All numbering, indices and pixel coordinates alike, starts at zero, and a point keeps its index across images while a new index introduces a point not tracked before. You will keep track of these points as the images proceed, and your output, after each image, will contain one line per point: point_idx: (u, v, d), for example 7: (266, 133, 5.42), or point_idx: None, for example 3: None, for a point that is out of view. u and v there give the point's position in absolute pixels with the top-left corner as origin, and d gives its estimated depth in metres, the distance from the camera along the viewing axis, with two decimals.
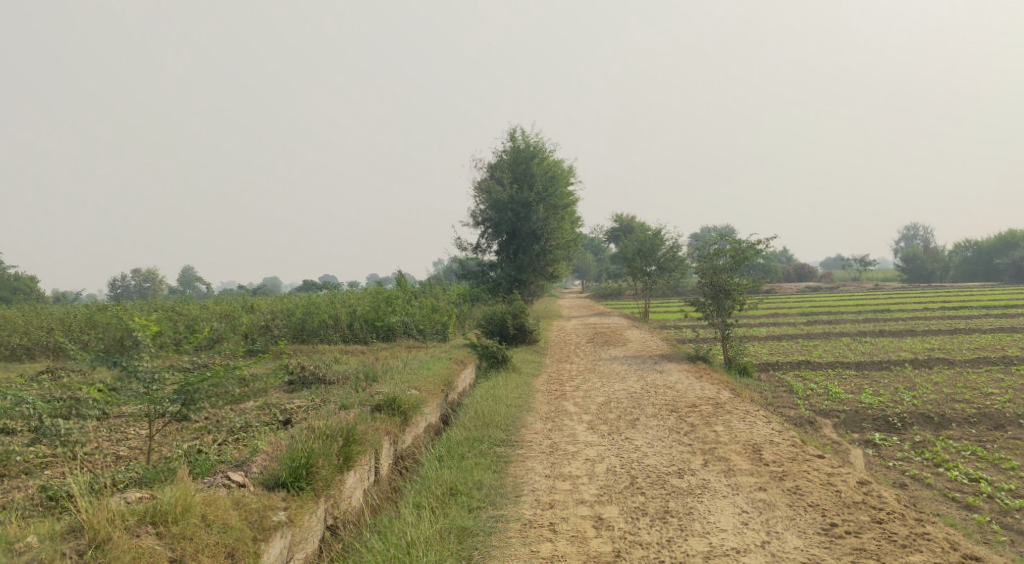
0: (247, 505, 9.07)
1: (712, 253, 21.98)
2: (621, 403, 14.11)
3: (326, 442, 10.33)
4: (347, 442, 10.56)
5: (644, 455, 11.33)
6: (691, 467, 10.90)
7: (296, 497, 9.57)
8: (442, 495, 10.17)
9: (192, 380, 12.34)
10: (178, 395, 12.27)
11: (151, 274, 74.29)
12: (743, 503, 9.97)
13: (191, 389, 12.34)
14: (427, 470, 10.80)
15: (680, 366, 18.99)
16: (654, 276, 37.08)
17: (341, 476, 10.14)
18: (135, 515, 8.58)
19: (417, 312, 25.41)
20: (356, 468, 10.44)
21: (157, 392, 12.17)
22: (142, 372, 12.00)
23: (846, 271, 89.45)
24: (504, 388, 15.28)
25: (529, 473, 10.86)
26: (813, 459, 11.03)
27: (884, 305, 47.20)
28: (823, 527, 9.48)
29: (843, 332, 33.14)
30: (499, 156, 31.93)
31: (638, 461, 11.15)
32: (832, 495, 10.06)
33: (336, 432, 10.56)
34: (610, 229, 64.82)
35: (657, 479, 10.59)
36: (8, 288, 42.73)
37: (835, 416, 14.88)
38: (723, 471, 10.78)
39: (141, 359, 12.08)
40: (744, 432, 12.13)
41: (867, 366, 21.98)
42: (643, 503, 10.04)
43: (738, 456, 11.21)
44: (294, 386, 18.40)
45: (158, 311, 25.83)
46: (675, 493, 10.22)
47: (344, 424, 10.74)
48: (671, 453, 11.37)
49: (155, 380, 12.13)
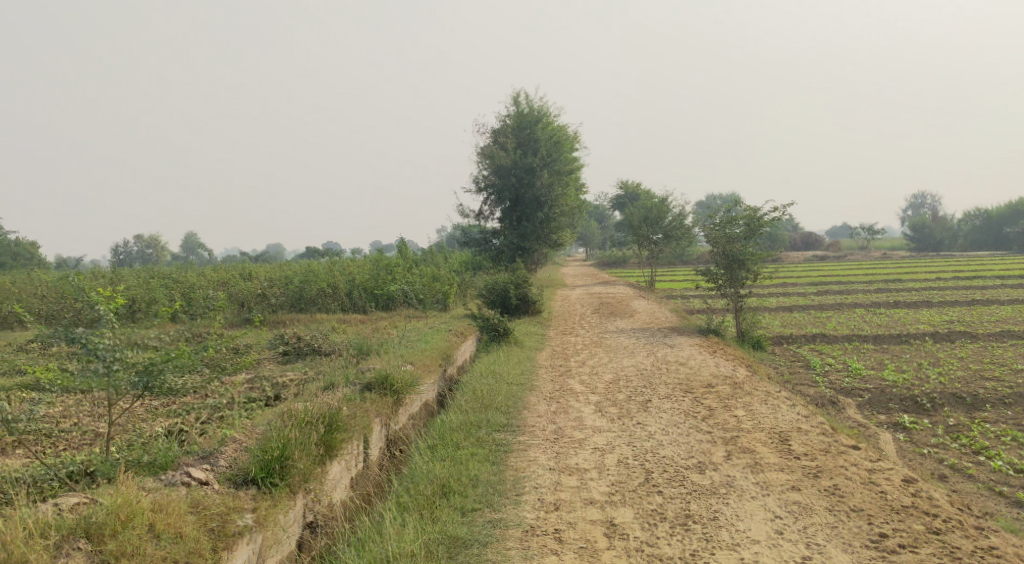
0: (207, 509, 8.22)
1: (726, 221, 20.87)
2: (631, 381, 13.20)
3: (306, 431, 9.45)
4: (330, 430, 9.67)
5: (660, 445, 10.41)
6: (713, 461, 9.98)
7: (268, 495, 8.71)
8: (431, 496, 9.28)
9: (157, 360, 11.32)
10: (140, 377, 11.24)
11: (154, 240, 73.40)
12: (776, 506, 9.07)
13: (158, 370, 11.33)
14: (418, 463, 9.92)
15: (691, 340, 18.04)
16: (660, 244, 36.01)
17: (322, 468, 9.29)
18: (64, 529, 7.73)
19: (418, 280, 24.10)
20: (341, 457, 9.59)
21: (118, 372, 11.12)
22: (102, 351, 10.92)
23: (853, 241, 88.30)
24: (506, 364, 14.38)
25: (532, 465, 9.96)
26: (848, 452, 10.12)
27: (891, 275, 45.91)
28: (871, 539, 8.57)
29: (857, 302, 32.17)
30: (502, 120, 30.66)
31: (653, 452, 10.23)
32: (877, 499, 9.15)
33: (317, 418, 9.67)
34: (615, 196, 63.63)
35: (676, 475, 9.69)
36: (9, 253, 41.93)
37: (858, 395, 13.96)
38: (747, 466, 9.87)
39: (103, 336, 11.01)
40: (768, 418, 11.20)
41: (885, 339, 21.05)
42: (661, 505, 9.14)
43: (764, 447, 10.29)
44: (288, 358, 17.49)
45: (152, 278, 24.87)
46: (697, 493, 9.32)
47: (327, 409, 9.84)
48: (689, 442, 10.46)
49: (117, 360, 11.04)
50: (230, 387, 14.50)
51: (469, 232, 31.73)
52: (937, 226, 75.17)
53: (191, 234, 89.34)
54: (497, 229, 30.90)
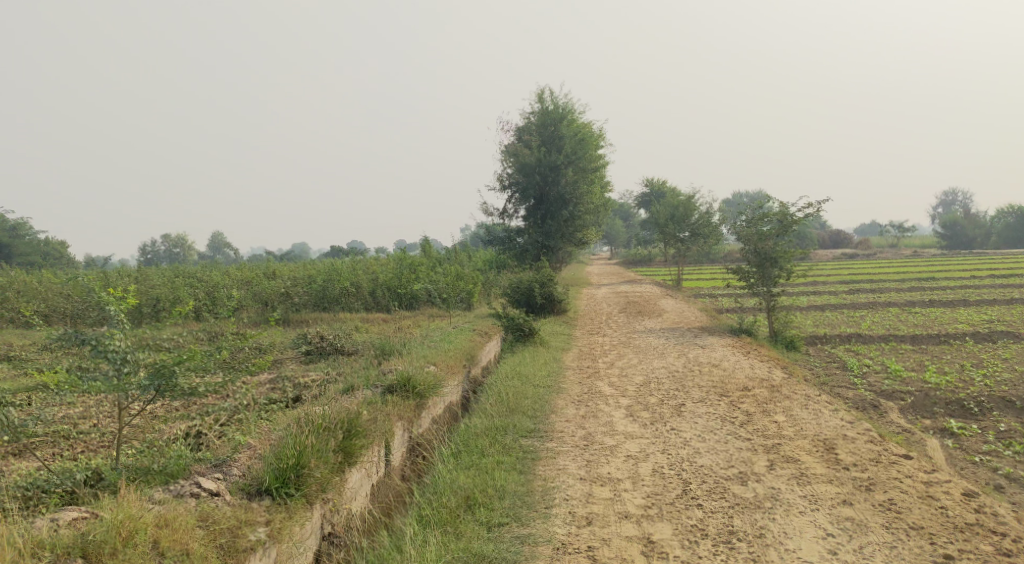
0: (217, 523, 7.90)
1: (757, 218, 20.25)
2: (663, 384, 12.70)
3: (323, 437, 9.12)
4: (348, 436, 9.31)
5: (697, 453, 9.91)
6: (755, 471, 9.46)
7: (282, 506, 8.38)
8: (455, 509, 8.86)
9: (168, 363, 10.94)
10: (151, 380, 10.87)
11: (182, 240, 73.94)
12: (827, 523, 8.57)
13: (169, 372, 10.96)
14: (441, 472, 9.51)
15: (723, 340, 17.51)
16: (687, 242, 35.36)
17: (341, 477, 8.95)
18: (60, 547, 7.43)
19: (442, 278, 23.71)
20: (360, 464, 9.23)
21: (129, 375, 10.76)
22: (113, 352, 10.55)
23: (883, 239, 86.74)
24: (532, 366, 13.92)
25: (561, 474, 9.51)
26: (900, 462, 9.58)
27: (922, 273, 44.87)
28: (934, 560, 8.07)
29: (890, 301, 31.34)
30: (526, 117, 30.21)
31: (690, 461, 9.74)
32: (937, 515, 8.64)
33: (335, 424, 9.33)
34: (640, 194, 62.91)
35: (716, 486, 9.20)
36: (40, 253, 42.24)
37: (900, 398, 13.36)
38: (792, 477, 9.36)
39: (115, 337, 10.65)
40: (810, 424, 10.67)
41: (924, 339, 20.33)
42: (702, 520, 8.65)
43: (809, 457, 9.76)
44: (310, 358, 17.14)
45: (175, 277, 24.67)
46: (740, 507, 8.83)
47: (346, 414, 9.48)
48: (727, 451, 9.95)
49: (128, 362, 10.68)
50: (250, 389, 14.16)
51: (493, 230, 31.29)
52: (969, 224, 73.60)
53: (218, 232, 89.97)
54: (521, 227, 30.45)
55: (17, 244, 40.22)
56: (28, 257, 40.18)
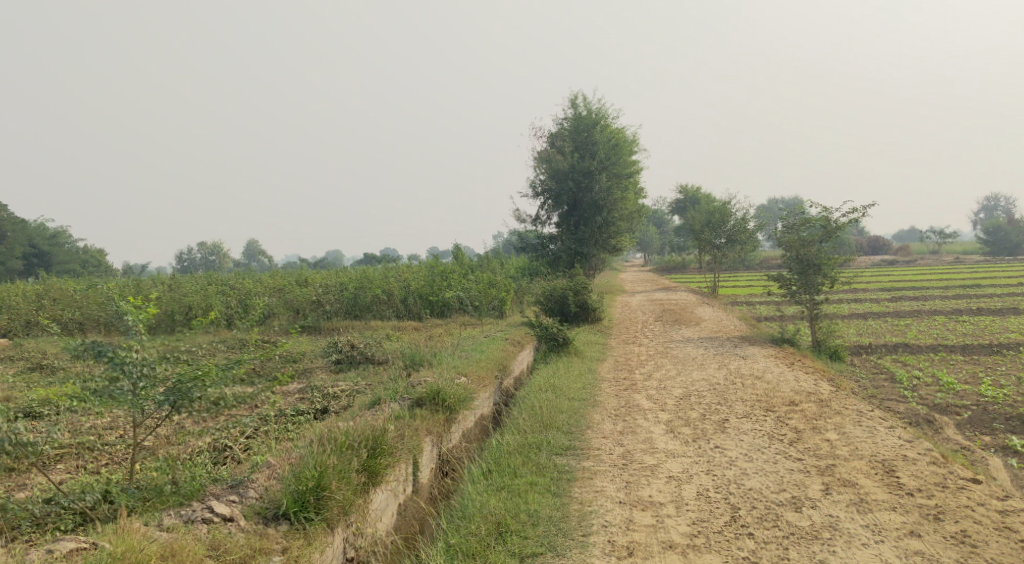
0: (228, 553, 7.60)
1: (800, 223, 19.53)
2: (704, 398, 12.13)
3: (346, 456, 8.77)
4: (373, 455, 8.97)
5: (744, 474, 9.36)
6: (809, 496, 8.90)
7: (300, 531, 8.06)
8: (485, 537, 8.40)
9: (183, 378, 10.58)
10: (167, 395, 10.50)
11: (217, 248, 74.62)
12: (894, 557, 8.05)
13: (184, 387, 10.58)
14: (470, 494, 9.06)
15: (764, 351, 16.88)
16: (723, 249, 34.57)
17: (364, 498, 8.60)
18: None
19: (474, 286, 23.31)
20: (385, 483, 8.89)
21: (146, 390, 10.50)
22: (129, 366, 10.31)
23: (924, 246, 84.60)
24: (566, 377, 13.43)
25: (599, 497, 9.01)
26: (969, 488, 9.00)
27: (968, 280, 43.43)
28: None
29: (937, 309, 30.24)
30: (559, 123, 29.79)
31: (738, 483, 9.19)
32: (1016, 551, 8.10)
33: (358, 442, 8.96)
34: (674, 200, 62.11)
35: (767, 513, 8.66)
36: (79, 262, 42.65)
37: (957, 413, 12.63)
38: (849, 504, 8.78)
39: (132, 350, 10.42)
40: (866, 444, 10.04)
41: (975, 349, 19.46)
42: (754, 552, 8.15)
43: (867, 480, 9.19)
44: (340, 367, 16.82)
45: (209, 285, 24.60)
46: (795, 537, 8.29)
47: (370, 431, 9.11)
48: (777, 472, 9.38)
49: (144, 377, 10.44)
50: (279, 400, 13.86)
51: (526, 237, 30.86)
52: (1014, 228, 71.33)
53: (254, 239, 90.91)
54: (554, 234, 30.01)
55: (58, 253, 40.67)
56: (67, 267, 40.61)
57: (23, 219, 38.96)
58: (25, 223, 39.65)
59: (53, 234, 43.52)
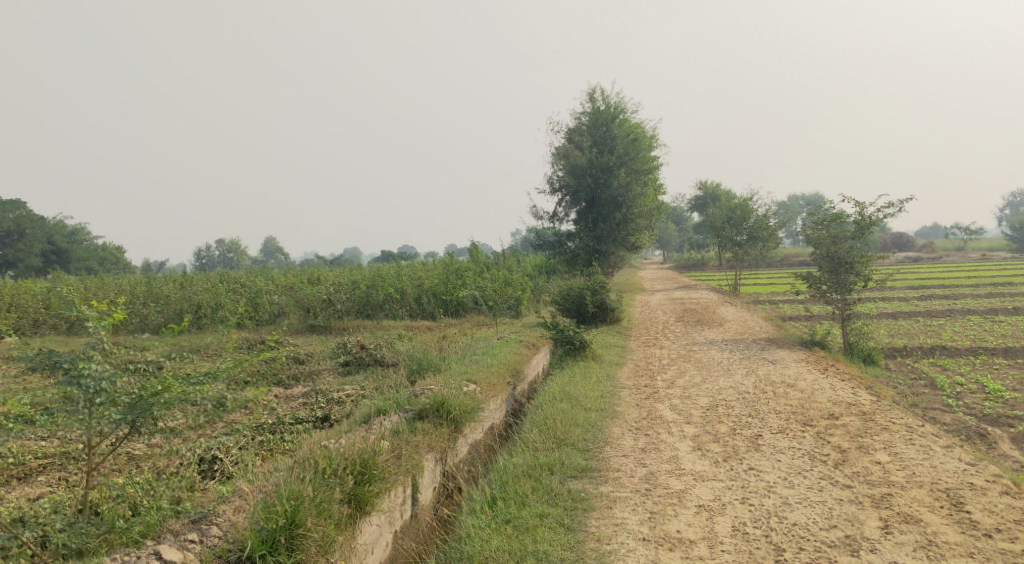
0: None
1: (831, 219, 18.38)
2: (733, 408, 11.17)
3: (327, 484, 7.94)
4: (358, 483, 8.13)
5: (787, 506, 8.38)
6: (864, 536, 7.92)
7: None
8: None
9: (144, 394, 8.68)
10: (124, 413, 8.58)
11: (235, 245, 74.16)
12: None
13: (145, 405, 8.69)
14: (471, 529, 8.14)
15: (794, 355, 15.85)
16: (745, 246, 33.34)
17: (346, 534, 7.77)
18: None
19: (489, 284, 22.41)
20: (374, 513, 8.09)
21: (102, 406, 8.55)
22: (87, 380, 8.35)
23: (946, 243, 82.63)
24: (582, 384, 12.50)
25: (621, 533, 8.05)
26: None
27: (999, 278, 41.74)
28: None
29: (969, 308, 28.89)
30: (577, 117, 28.76)
31: (780, 517, 8.22)
32: None
33: (342, 470, 8.12)
34: (693, 197, 60.96)
35: (816, 556, 7.69)
36: (97, 258, 42.03)
37: (1011, 426, 11.51)
38: (916, 547, 7.78)
39: (93, 360, 8.48)
40: (924, 469, 9.04)
41: (1017, 351, 18.28)
42: None
43: (933, 516, 8.18)
44: (348, 368, 15.93)
45: (220, 283, 23.77)
46: None
47: (357, 453, 8.30)
48: (823, 504, 8.40)
49: (103, 391, 8.45)
50: (280, 407, 12.96)
51: (543, 235, 29.91)
52: None
53: (273, 236, 90.59)
54: (571, 231, 29.06)
55: (77, 250, 40.08)
56: (86, 263, 40.00)
57: (42, 216, 38.49)
58: (44, 220, 39.22)
59: (71, 232, 43.12)
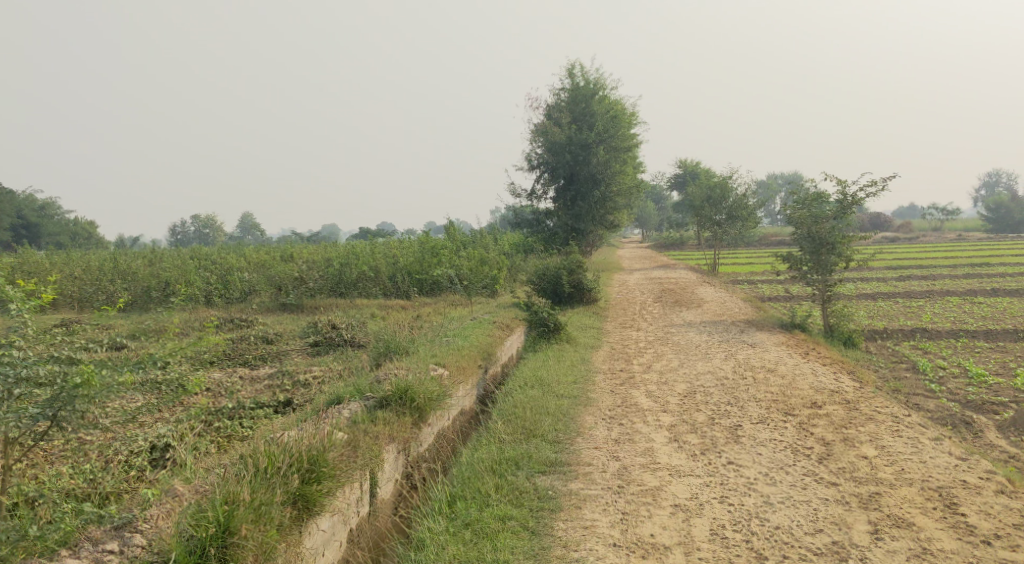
0: None
1: (813, 198, 17.88)
2: (711, 395, 10.73)
3: (267, 484, 7.44)
4: (305, 483, 7.65)
5: (769, 507, 7.96)
6: (852, 542, 7.51)
7: None
8: None
9: (66, 385, 7.72)
10: (43, 406, 7.66)
11: (211, 220, 72.85)
12: None
13: (67, 397, 7.73)
14: (429, 533, 7.69)
15: (774, 338, 15.45)
16: (724, 226, 32.93)
17: (290, 538, 7.28)
18: None
19: (464, 263, 21.76)
20: (322, 515, 7.61)
21: (21, 398, 7.67)
22: (6, 366, 7.54)
23: (923, 223, 82.89)
24: (555, 369, 11.98)
25: (591, 538, 7.58)
26: None
27: (977, 258, 41.65)
28: None
29: (948, 289, 28.64)
30: (556, 94, 28.08)
31: (761, 519, 7.80)
32: None
33: (286, 468, 7.60)
34: (673, 174, 60.58)
35: None
36: (67, 233, 40.89)
37: (996, 413, 11.14)
38: (909, 556, 7.38)
39: (14, 347, 7.70)
40: (914, 465, 8.64)
41: (998, 334, 18.00)
42: None
43: (926, 520, 7.78)
44: (317, 349, 15.29)
45: (190, 259, 22.98)
46: None
47: (304, 448, 7.82)
48: (807, 505, 7.99)
49: (22, 381, 7.61)
50: (243, 389, 12.25)
51: (521, 212, 29.47)
52: (1017, 205, 69.29)
53: (249, 212, 89.31)
54: (550, 209, 28.54)
55: (47, 224, 38.91)
56: (56, 238, 38.86)
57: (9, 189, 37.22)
58: (13, 193, 37.97)
59: (41, 205, 41.94)
